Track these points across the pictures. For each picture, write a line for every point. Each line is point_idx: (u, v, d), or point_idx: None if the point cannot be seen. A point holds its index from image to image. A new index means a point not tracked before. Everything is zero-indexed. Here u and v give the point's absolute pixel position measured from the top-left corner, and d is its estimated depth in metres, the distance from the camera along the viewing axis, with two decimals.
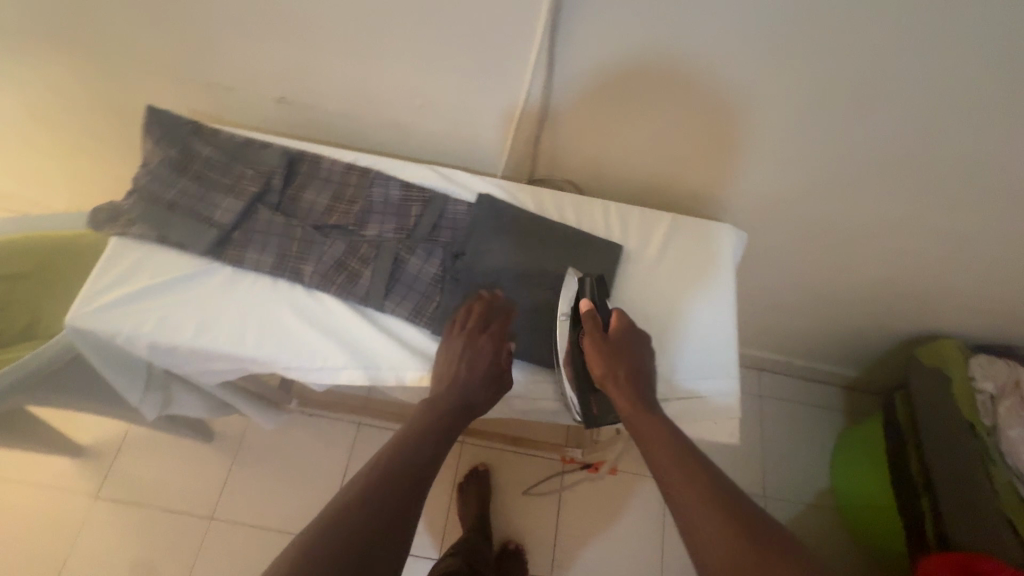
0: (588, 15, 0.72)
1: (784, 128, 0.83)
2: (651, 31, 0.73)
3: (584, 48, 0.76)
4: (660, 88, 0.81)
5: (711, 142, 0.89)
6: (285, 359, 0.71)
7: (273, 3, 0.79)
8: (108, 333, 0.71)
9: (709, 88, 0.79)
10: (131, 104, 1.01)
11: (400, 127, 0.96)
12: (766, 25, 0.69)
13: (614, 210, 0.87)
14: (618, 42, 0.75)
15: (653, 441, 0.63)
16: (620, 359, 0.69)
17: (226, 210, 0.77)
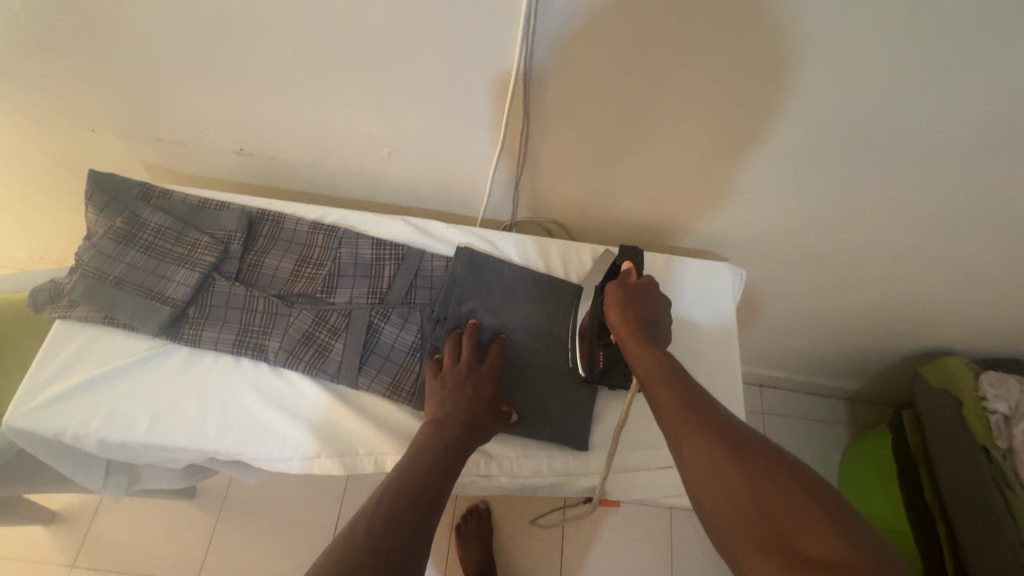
0: (563, 53, 0.66)
1: (778, 160, 0.78)
2: (631, 67, 0.67)
3: (560, 87, 0.70)
4: (645, 124, 0.75)
5: (701, 177, 0.83)
6: (251, 450, 0.65)
7: (221, 54, 0.72)
8: (50, 433, 0.63)
9: (697, 122, 0.74)
10: (79, 162, 0.94)
11: (370, 174, 0.89)
12: (755, 59, 0.64)
13: (603, 254, 0.82)
14: (596, 79, 0.69)
15: (653, 378, 0.55)
16: (634, 307, 0.62)
17: (179, 283, 0.70)
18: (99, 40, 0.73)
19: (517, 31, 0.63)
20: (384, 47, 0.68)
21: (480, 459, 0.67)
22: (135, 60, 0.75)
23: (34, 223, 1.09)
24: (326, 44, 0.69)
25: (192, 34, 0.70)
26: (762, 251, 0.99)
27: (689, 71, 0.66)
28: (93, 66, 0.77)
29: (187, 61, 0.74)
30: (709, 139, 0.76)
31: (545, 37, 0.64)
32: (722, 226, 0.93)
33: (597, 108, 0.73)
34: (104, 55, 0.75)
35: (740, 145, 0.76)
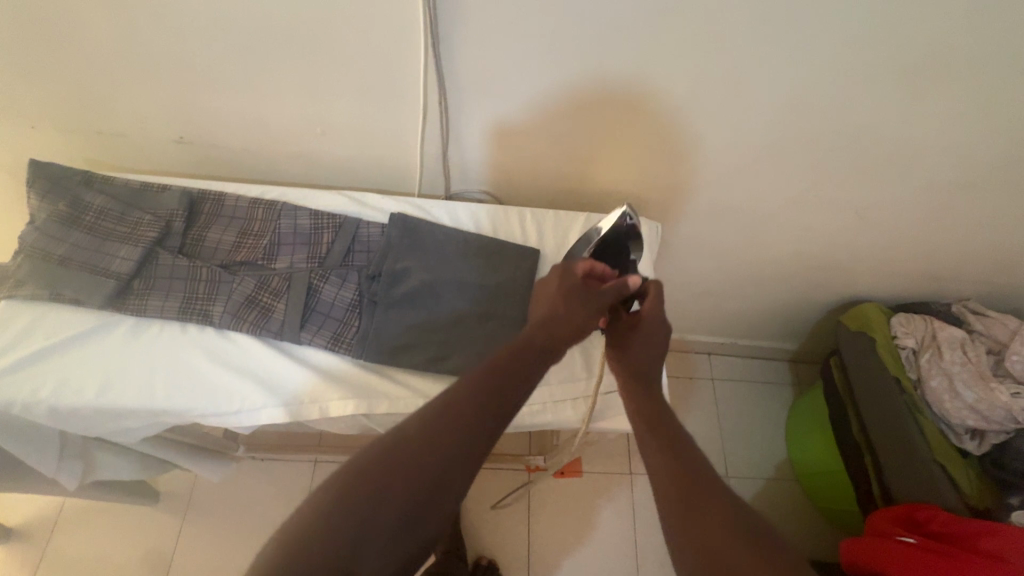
0: (467, 22, 0.72)
1: (672, 121, 0.87)
2: (531, 33, 0.73)
3: (470, 55, 0.77)
4: (553, 90, 0.82)
5: (611, 139, 0.91)
6: (200, 406, 0.68)
7: (148, 43, 0.77)
8: (1, 404, 0.66)
9: (599, 83, 0.81)
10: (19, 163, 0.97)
11: (309, 155, 0.95)
12: (635, 24, 0.72)
13: (528, 215, 0.89)
14: (502, 46, 0.75)
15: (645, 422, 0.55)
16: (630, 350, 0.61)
17: (124, 258, 0.74)
18: (27, 32, 0.76)
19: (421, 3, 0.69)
20: (302, 25, 0.73)
21: (419, 400, 0.71)
22: (66, 52, 0.79)
23: None
24: (248, 25, 0.74)
25: (117, 21, 0.74)
26: (683, 210, 1.08)
27: (583, 34, 0.73)
28: (26, 60, 0.80)
29: (117, 49, 0.78)
30: (613, 101, 0.84)
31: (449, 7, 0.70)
32: (642, 188, 1.02)
33: (508, 75, 0.80)
34: (34, 48, 0.78)
35: (642, 104, 0.84)
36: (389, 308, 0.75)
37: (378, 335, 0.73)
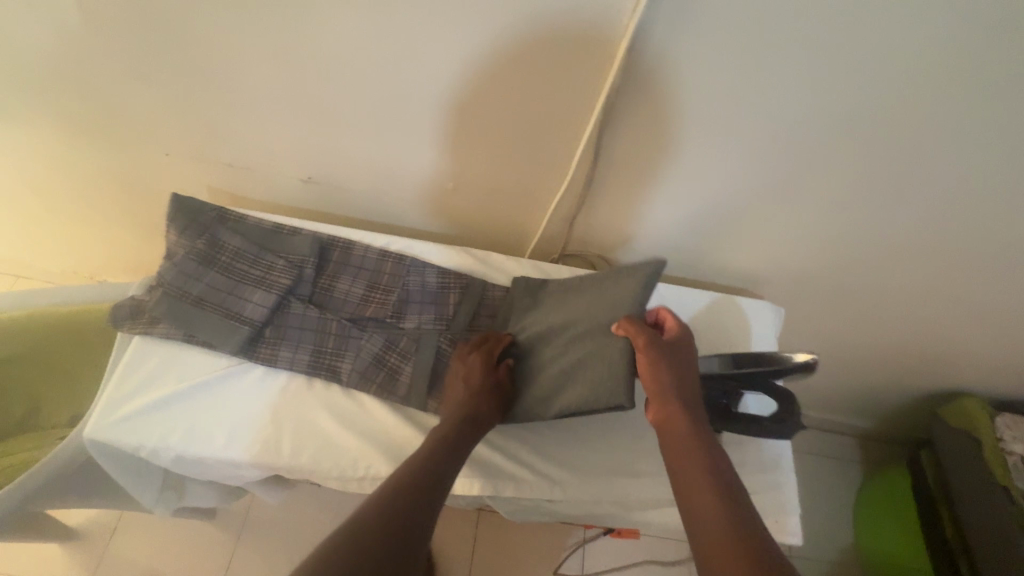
0: (640, 106, 0.69)
1: (824, 217, 0.81)
2: (704, 123, 0.70)
3: (632, 137, 0.73)
4: (707, 178, 0.78)
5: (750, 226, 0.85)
6: (325, 468, 0.66)
7: (306, 89, 0.77)
8: (132, 446, 0.65)
9: (756, 179, 0.77)
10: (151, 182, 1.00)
11: (430, 205, 0.94)
12: (823, 119, 0.67)
13: (650, 287, 0.86)
14: (669, 132, 0.72)
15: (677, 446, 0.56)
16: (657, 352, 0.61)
17: (257, 304, 0.73)
18: (195, 69, 0.77)
19: (602, 80, 0.67)
20: (466, 86, 0.73)
21: (544, 485, 0.68)
22: (225, 90, 0.80)
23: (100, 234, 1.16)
24: (414, 80, 0.73)
25: (285, 66, 0.75)
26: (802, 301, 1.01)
27: (760, 130, 0.69)
28: (182, 92, 0.81)
29: (276, 92, 0.79)
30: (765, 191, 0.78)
31: (627, 91, 0.67)
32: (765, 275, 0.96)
33: (662, 161, 0.76)
34: (196, 83, 0.79)
35: (797, 203, 0.79)
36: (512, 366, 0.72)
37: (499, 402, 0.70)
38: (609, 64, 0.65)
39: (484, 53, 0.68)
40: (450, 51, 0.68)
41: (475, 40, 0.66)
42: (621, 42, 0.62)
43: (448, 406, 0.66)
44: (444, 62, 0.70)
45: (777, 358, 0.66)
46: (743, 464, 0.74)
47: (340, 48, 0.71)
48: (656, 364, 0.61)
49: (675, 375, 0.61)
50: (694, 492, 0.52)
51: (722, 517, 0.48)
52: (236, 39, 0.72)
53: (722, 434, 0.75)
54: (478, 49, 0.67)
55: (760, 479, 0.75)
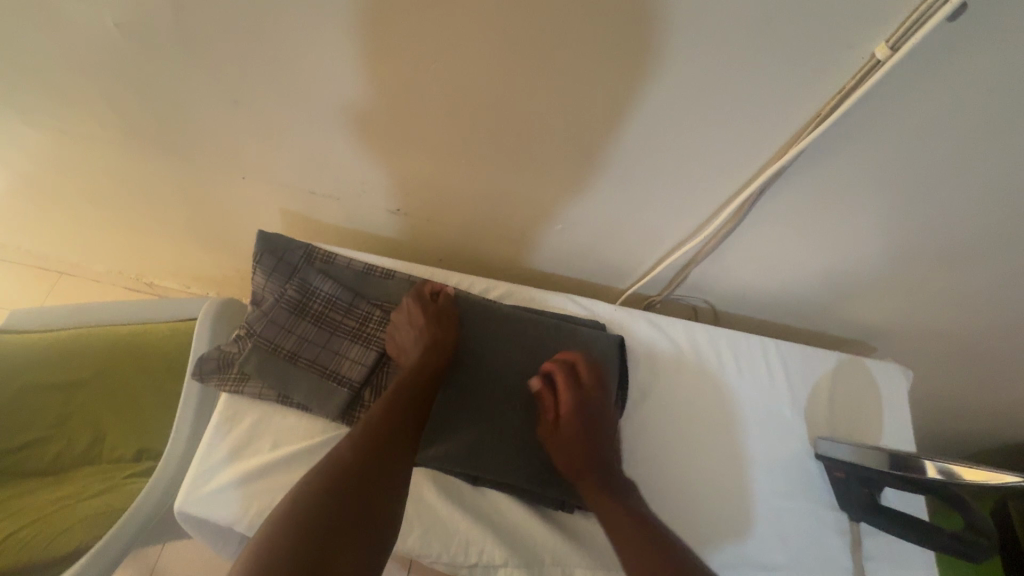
0: (818, 168, 0.60)
1: (990, 290, 0.71)
2: (890, 188, 0.60)
3: (797, 195, 0.65)
4: (865, 240, 0.69)
5: (895, 291, 0.76)
6: (434, 553, 0.61)
7: (410, 126, 0.69)
8: (226, 522, 0.60)
9: (921, 245, 0.67)
10: (226, 201, 0.94)
11: (527, 243, 0.85)
12: None
13: (773, 349, 0.77)
14: (841, 194, 0.63)
15: (614, 518, 0.58)
16: (570, 431, 0.63)
17: (355, 361, 0.66)
18: (296, 102, 0.68)
19: (784, 141, 0.58)
20: (608, 140, 0.63)
21: None
22: (325, 125, 0.71)
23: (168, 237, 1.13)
24: (549, 133, 0.64)
25: (398, 105, 0.65)
26: (932, 374, 0.89)
27: (958, 201, 0.60)
28: (276, 122, 0.73)
29: (384, 130, 0.70)
30: (926, 259, 0.69)
31: (810, 153, 0.58)
32: (894, 341, 0.85)
33: (816, 220, 0.68)
34: (289, 113, 0.71)
35: (965, 275, 0.70)
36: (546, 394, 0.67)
37: (512, 437, 0.63)
38: (800, 126, 0.56)
39: (640, 108, 0.58)
40: (606, 108, 0.59)
41: (641, 101, 0.57)
42: (827, 104, 0.53)
43: (397, 337, 0.67)
44: (593, 121, 0.61)
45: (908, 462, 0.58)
46: (882, 557, 0.67)
47: (468, 92, 0.61)
48: (575, 446, 0.62)
49: (585, 439, 0.63)
50: (620, 537, 0.56)
51: (644, 554, 0.54)
52: (354, 77, 0.63)
53: (860, 522, 0.68)
54: (636, 103, 0.58)
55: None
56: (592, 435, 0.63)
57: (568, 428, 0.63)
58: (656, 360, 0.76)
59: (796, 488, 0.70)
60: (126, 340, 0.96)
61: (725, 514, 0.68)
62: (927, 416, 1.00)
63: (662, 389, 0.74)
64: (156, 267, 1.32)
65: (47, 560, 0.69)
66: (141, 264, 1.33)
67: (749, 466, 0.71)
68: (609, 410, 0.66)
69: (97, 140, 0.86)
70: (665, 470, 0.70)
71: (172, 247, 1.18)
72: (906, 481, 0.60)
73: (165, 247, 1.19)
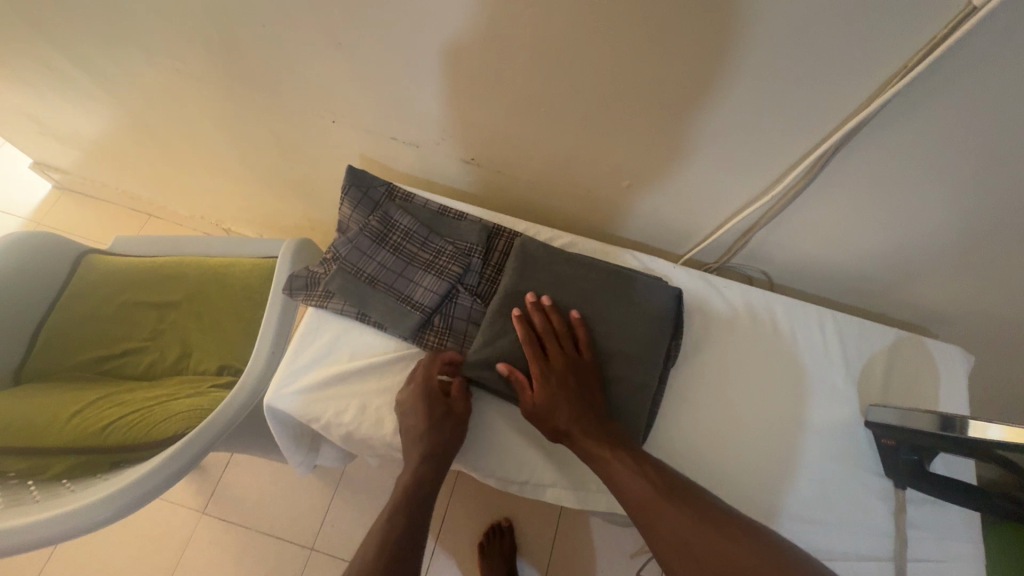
0: (896, 131, 0.60)
1: None
2: (972, 155, 0.60)
3: (870, 160, 0.65)
4: (939, 211, 0.68)
5: (965, 270, 0.74)
6: (489, 467, 0.66)
7: (491, 76, 0.73)
8: (308, 418, 0.67)
9: (998, 220, 0.66)
10: (311, 144, 1.01)
11: (590, 199, 0.89)
12: None
13: (830, 318, 0.78)
14: (916, 160, 0.63)
15: (605, 460, 0.61)
16: (555, 392, 0.64)
17: (427, 290, 0.72)
18: (386, 47, 0.74)
19: (862, 102, 0.59)
20: (682, 96, 0.65)
21: None
22: (412, 71, 0.76)
23: (252, 180, 1.23)
24: (622, 86, 0.66)
25: (482, 54, 0.70)
26: (996, 360, 0.87)
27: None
28: (367, 67, 0.78)
29: (465, 77, 0.74)
30: (1004, 236, 0.67)
31: (888, 114, 0.58)
32: (960, 322, 0.83)
33: (888, 188, 0.68)
34: (380, 58, 0.76)
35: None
36: (516, 363, 0.68)
37: None
38: (881, 83, 0.56)
39: (718, 66, 0.60)
40: (680, 61, 0.60)
41: (717, 55, 0.59)
42: (914, 58, 0.52)
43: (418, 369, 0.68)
44: (667, 75, 0.63)
45: (953, 421, 0.59)
46: (924, 527, 0.68)
47: (548, 43, 0.64)
48: (561, 406, 0.63)
49: (567, 391, 0.64)
50: (607, 468, 0.61)
51: (635, 477, 0.59)
52: (445, 25, 0.67)
53: (906, 490, 0.69)
54: (713, 61, 0.59)
55: (944, 545, 0.67)
56: (574, 389, 0.65)
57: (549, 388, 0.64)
58: (709, 318, 0.78)
59: (842, 452, 0.71)
60: (214, 268, 1.06)
61: (766, 466, 0.71)
62: (989, 407, 0.96)
63: (714, 348, 0.77)
64: (237, 211, 1.43)
65: (148, 442, 0.78)
66: (224, 208, 1.44)
67: (796, 427, 0.73)
68: (582, 366, 0.67)
69: (202, 82, 0.94)
70: (709, 422, 0.73)
71: (255, 190, 1.28)
72: (938, 441, 0.61)
73: (248, 191, 1.29)
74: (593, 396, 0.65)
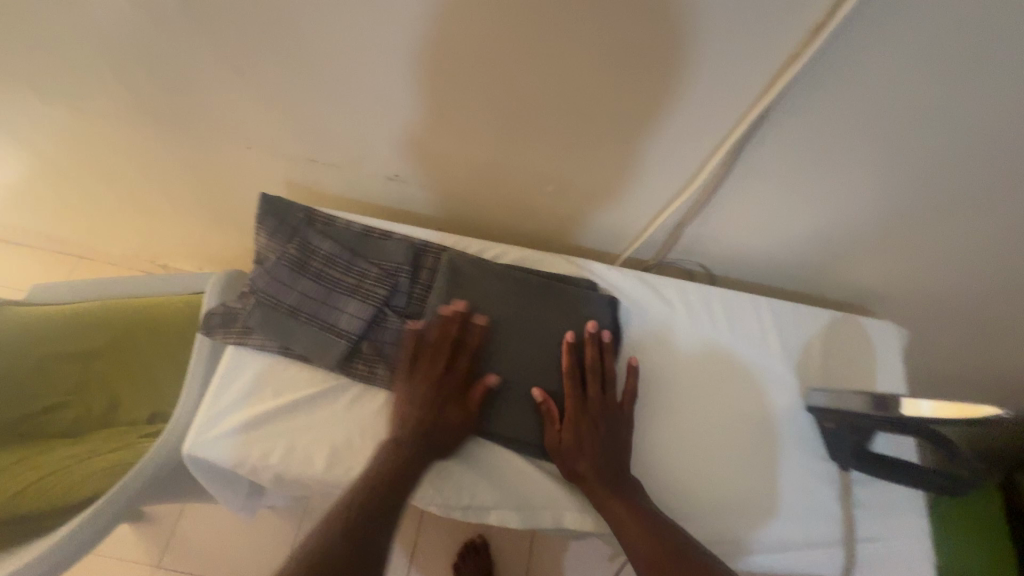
0: (797, 118, 0.61)
1: (975, 241, 0.71)
2: (874, 141, 0.61)
3: (781, 150, 0.65)
4: (852, 193, 0.69)
5: (883, 249, 0.76)
6: (427, 496, 0.63)
7: (401, 91, 0.70)
8: (232, 464, 0.63)
9: (907, 197, 0.67)
10: (230, 172, 0.97)
11: (521, 207, 0.87)
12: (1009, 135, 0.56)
13: (766, 310, 0.78)
14: (822, 145, 0.63)
15: (622, 520, 0.60)
16: (585, 434, 0.63)
17: (352, 316, 0.69)
18: (292, 67, 0.71)
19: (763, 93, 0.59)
20: (591, 96, 0.64)
21: None
22: (318, 89, 0.73)
23: (177, 213, 1.17)
24: (531, 89, 0.65)
25: (386, 68, 0.68)
26: (927, 334, 0.90)
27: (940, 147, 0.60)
28: (274, 89, 0.75)
29: (376, 93, 0.72)
30: (913, 210, 0.69)
31: (789, 103, 0.59)
32: (886, 298, 0.86)
33: (801, 175, 0.68)
34: (284, 78, 0.73)
35: (958, 229, 0.70)
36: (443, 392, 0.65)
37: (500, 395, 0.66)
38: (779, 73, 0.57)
39: (621, 62, 0.59)
40: (590, 65, 0.60)
41: (625, 57, 0.58)
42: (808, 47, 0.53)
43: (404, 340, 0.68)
44: (572, 75, 0.62)
45: (894, 404, 0.59)
46: (871, 506, 0.68)
47: (450, 52, 0.63)
48: (586, 455, 0.63)
49: (596, 437, 0.64)
50: (624, 527, 0.60)
51: (650, 540, 0.58)
52: (343, 40, 0.65)
53: (850, 472, 0.69)
54: (615, 58, 0.59)
55: (892, 522, 0.67)
56: (603, 437, 0.64)
57: (580, 429, 0.64)
58: (648, 318, 0.77)
59: (785, 439, 0.71)
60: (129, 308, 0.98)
61: (713, 465, 0.69)
62: (922, 375, 1.00)
63: (655, 345, 0.75)
64: (167, 245, 1.36)
65: (70, 504, 0.74)
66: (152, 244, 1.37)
67: (740, 419, 0.72)
68: (617, 404, 0.66)
69: (104, 117, 0.89)
70: (655, 426, 0.71)
71: (182, 224, 1.22)
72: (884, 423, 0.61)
73: (175, 226, 1.24)
74: (621, 445, 0.64)
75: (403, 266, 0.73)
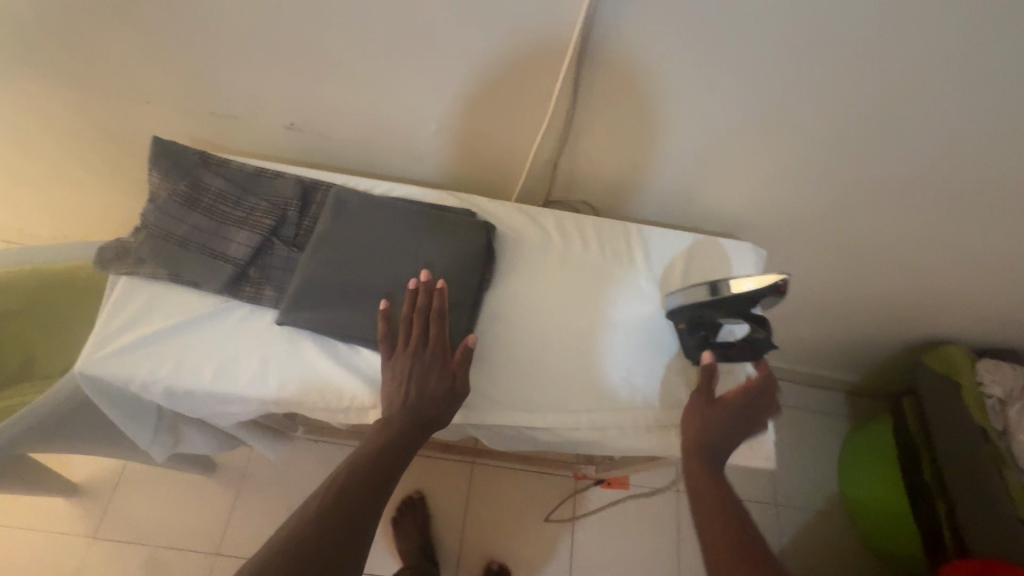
0: (625, 43, 0.69)
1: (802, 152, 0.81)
2: (692, 61, 0.69)
3: (622, 76, 0.73)
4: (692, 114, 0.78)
5: (730, 167, 0.86)
6: (310, 399, 0.69)
7: (279, 33, 0.76)
8: (123, 380, 0.67)
9: (736, 114, 0.76)
10: (133, 133, 0.99)
11: (413, 151, 0.93)
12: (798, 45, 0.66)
13: (634, 233, 0.86)
14: (653, 69, 0.72)
15: (704, 499, 0.62)
16: (715, 418, 0.67)
17: (240, 244, 0.74)
18: (172, 14, 0.75)
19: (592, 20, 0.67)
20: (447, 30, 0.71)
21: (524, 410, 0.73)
22: (202, 36, 0.78)
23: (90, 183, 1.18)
24: (393, 25, 0.72)
25: (259, 10, 0.73)
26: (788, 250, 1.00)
27: (748, 65, 0.69)
28: (160, 38, 0.79)
29: (257, 37, 0.77)
30: (746, 127, 0.78)
31: (614, 28, 0.67)
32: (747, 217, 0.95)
33: (645, 100, 0.76)
34: (168, 27, 0.77)
35: (782, 139, 0.80)
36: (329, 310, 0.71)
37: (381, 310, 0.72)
38: None
39: None
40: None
41: None
42: None
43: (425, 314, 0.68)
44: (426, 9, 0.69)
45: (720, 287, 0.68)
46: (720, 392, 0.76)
47: None
48: (695, 433, 0.67)
49: (717, 427, 0.67)
50: (704, 507, 0.62)
51: (723, 525, 0.59)
52: None
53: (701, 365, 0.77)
54: None
55: None
56: (711, 429, 0.67)
57: (720, 414, 0.68)
58: (526, 243, 0.84)
59: (646, 341, 0.79)
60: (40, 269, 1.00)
61: (582, 367, 0.77)
62: None
63: (532, 266, 0.82)
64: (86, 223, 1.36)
65: None
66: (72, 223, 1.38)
67: (607, 327, 0.80)
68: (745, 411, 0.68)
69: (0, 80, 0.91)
70: (527, 336, 0.78)
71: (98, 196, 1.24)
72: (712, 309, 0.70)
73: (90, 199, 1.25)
74: (725, 441, 0.67)
75: (291, 200, 0.78)
